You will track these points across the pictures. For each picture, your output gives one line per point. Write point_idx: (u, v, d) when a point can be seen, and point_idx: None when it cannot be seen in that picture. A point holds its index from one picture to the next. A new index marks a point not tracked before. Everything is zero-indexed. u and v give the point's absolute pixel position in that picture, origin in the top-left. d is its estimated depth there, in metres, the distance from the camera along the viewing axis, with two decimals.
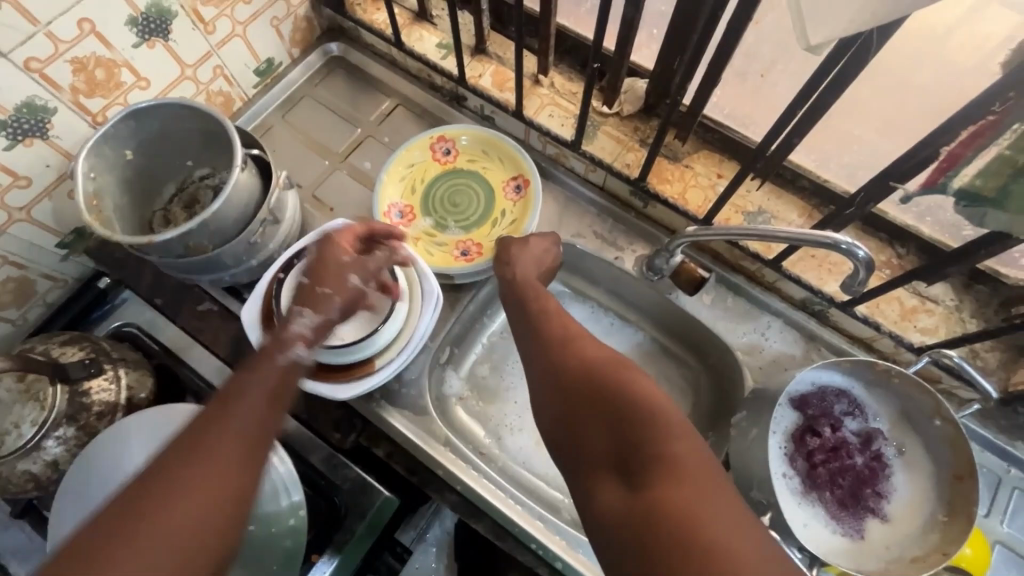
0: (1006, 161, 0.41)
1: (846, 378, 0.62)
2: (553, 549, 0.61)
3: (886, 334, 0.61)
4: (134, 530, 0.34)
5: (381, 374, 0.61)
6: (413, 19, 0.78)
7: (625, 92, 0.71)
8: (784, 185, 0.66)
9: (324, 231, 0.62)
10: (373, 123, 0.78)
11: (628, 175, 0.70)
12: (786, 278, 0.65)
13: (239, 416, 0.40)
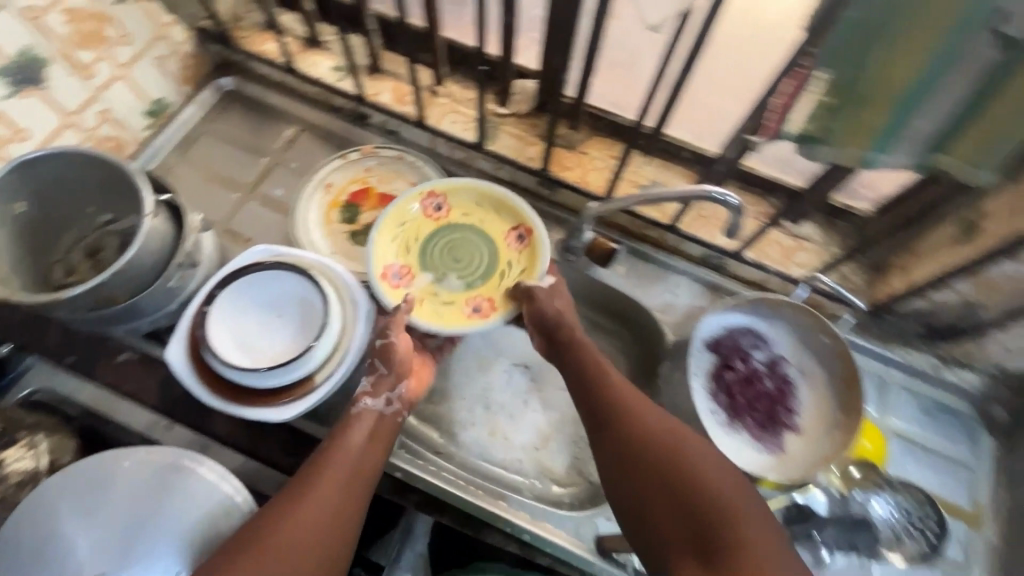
0: (823, 104, 0.46)
1: (750, 316, 0.69)
2: (518, 523, 0.67)
3: (774, 272, 0.72)
4: (281, 525, 0.48)
5: (325, 387, 0.61)
6: (306, 45, 0.85)
7: (517, 93, 0.78)
8: (670, 158, 0.74)
9: (244, 264, 0.64)
10: (278, 151, 0.81)
11: (533, 167, 0.77)
12: (686, 238, 0.75)
13: (351, 454, 0.55)
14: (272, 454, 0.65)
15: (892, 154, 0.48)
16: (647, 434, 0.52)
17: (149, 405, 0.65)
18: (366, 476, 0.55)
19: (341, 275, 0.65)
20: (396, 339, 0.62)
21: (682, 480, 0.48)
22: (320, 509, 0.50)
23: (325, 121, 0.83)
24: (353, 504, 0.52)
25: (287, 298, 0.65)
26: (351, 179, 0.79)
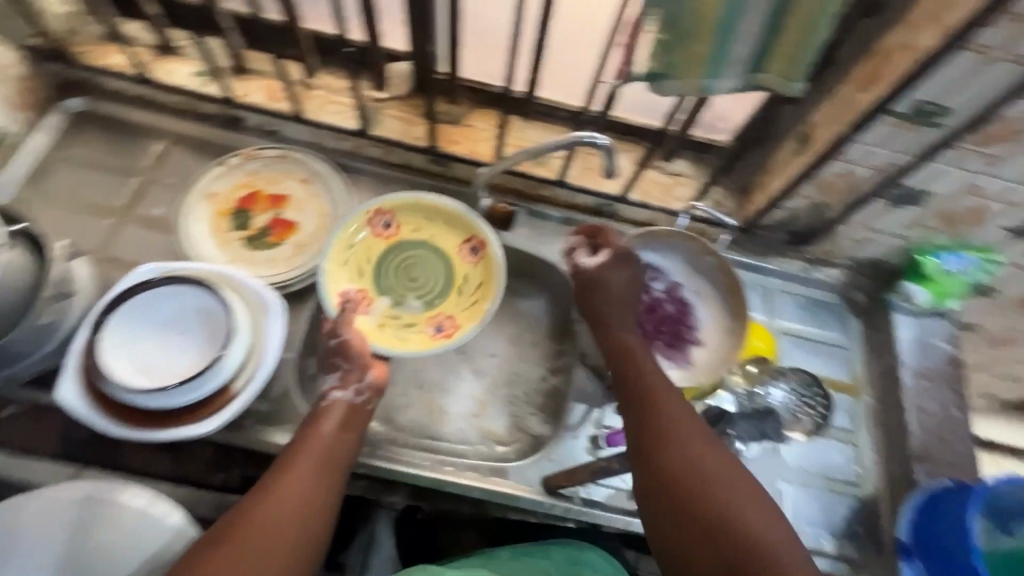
0: (661, 41, 0.52)
1: (644, 249, 0.75)
2: (465, 483, 0.70)
3: (656, 209, 0.81)
4: (255, 511, 0.53)
5: (243, 395, 0.63)
6: (160, 53, 0.82)
7: (392, 76, 0.80)
8: (550, 119, 0.80)
9: (130, 285, 0.64)
10: (147, 168, 0.81)
11: (421, 145, 0.81)
12: (574, 190, 0.82)
13: (321, 447, 0.60)
14: (202, 471, 0.79)
15: (724, 78, 0.56)
16: (686, 443, 0.56)
17: (49, 455, 0.73)
18: (343, 456, 0.61)
19: (243, 279, 0.67)
20: (349, 335, 0.67)
21: (713, 495, 0.52)
22: (305, 484, 0.56)
23: (199, 130, 0.83)
24: (333, 478, 0.59)
25: (190, 313, 0.66)
26: (234, 184, 0.79)
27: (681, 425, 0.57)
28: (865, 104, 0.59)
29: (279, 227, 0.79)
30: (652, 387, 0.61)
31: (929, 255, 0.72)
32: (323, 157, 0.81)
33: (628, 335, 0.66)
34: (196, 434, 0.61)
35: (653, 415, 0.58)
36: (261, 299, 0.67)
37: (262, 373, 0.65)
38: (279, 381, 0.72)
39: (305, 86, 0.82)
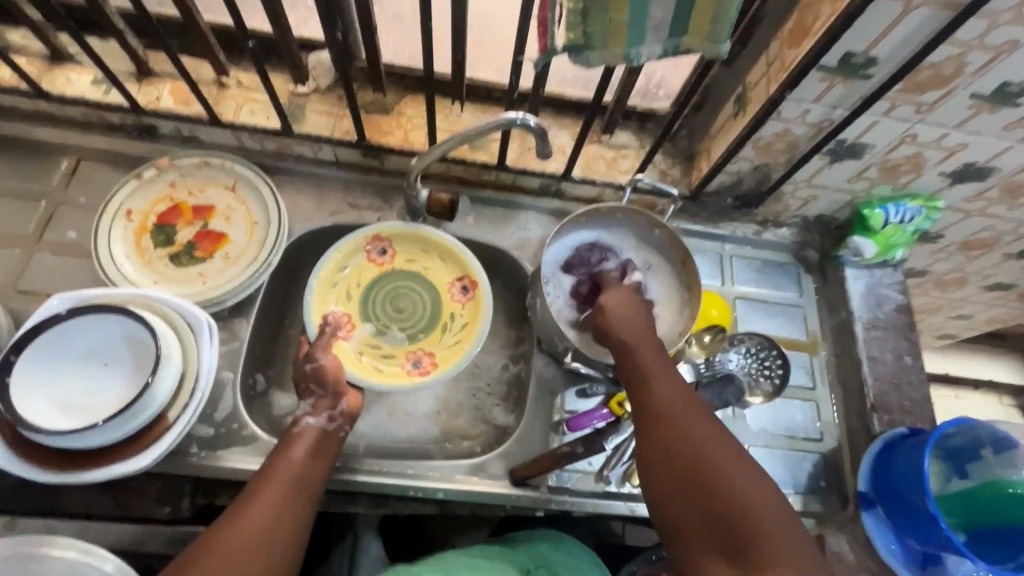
0: (574, 12, 0.62)
1: (593, 233, 0.99)
2: (428, 484, 0.86)
3: (602, 184, 0.99)
4: (225, 530, 0.64)
5: (178, 423, 0.78)
6: (54, 65, 0.95)
7: (315, 68, 0.98)
8: (484, 101, 1.04)
9: (42, 327, 0.77)
10: (59, 187, 0.95)
11: (352, 138, 0.96)
12: (519, 172, 0.99)
13: (288, 466, 0.74)
14: (150, 503, 0.89)
15: (643, 45, 0.67)
16: (697, 433, 0.67)
17: None
18: (314, 479, 0.75)
19: (173, 306, 0.83)
20: (323, 360, 0.86)
21: (721, 477, 0.62)
22: (274, 499, 0.69)
23: (110, 145, 0.98)
24: (301, 497, 0.72)
25: (115, 344, 0.81)
26: (153, 201, 0.96)
27: (686, 415, 0.69)
28: (796, 59, 0.74)
29: (205, 240, 0.95)
30: (656, 387, 0.73)
31: (875, 208, 0.96)
32: (240, 162, 0.98)
33: (625, 334, 0.81)
34: (123, 471, 0.75)
35: (664, 411, 0.70)
36: (192, 319, 0.83)
37: (198, 390, 0.80)
38: (226, 402, 0.88)
39: (220, 87, 0.98)
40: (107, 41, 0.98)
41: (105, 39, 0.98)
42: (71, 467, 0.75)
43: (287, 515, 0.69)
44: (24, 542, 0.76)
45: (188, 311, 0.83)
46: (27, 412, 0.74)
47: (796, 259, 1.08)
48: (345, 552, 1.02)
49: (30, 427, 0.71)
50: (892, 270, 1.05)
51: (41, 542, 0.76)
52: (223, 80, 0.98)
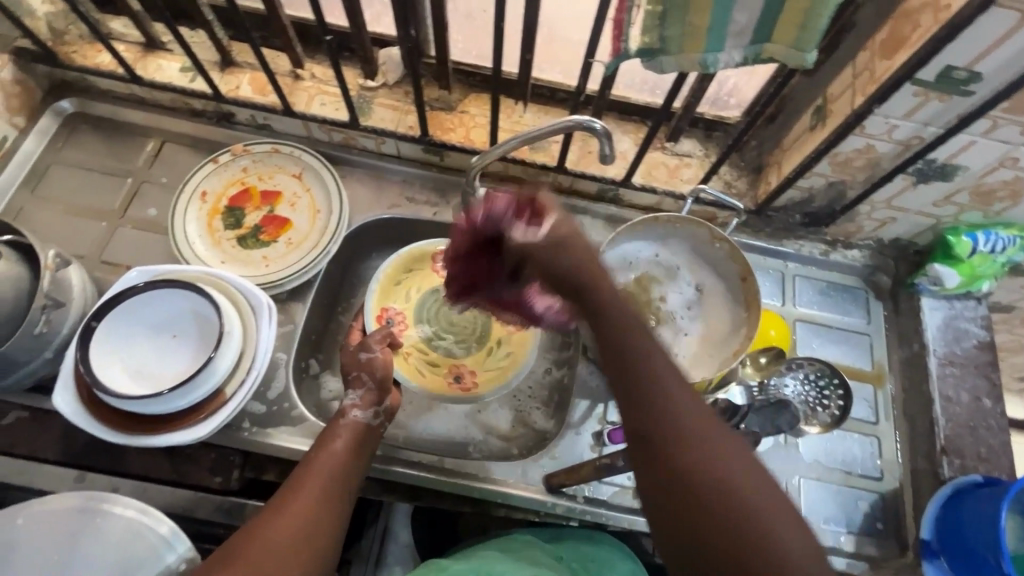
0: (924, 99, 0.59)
1: (818, 335, 0.91)
2: (579, 506, 0.78)
3: (839, 268, 0.95)
4: (273, 515, 0.58)
5: (234, 400, 0.71)
6: (144, 51, 0.92)
7: (384, 63, 0.91)
8: (625, 118, 0.92)
9: (108, 295, 0.71)
10: (143, 168, 0.93)
11: (477, 148, 0.89)
12: (647, 191, 0.90)
13: (316, 466, 0.65)
14: (267, 478, 0.80)
15: None
16: (694, 436, 0.47)
17: (51, 459, 0.74)
18: (351, 476, 0.66)
19: (231, 283, 0.75)
20: (377, 353, 0.77)
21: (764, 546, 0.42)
22: (321, 484, 0.62)
23: (193, 129, 0.95)
24: (342, 493, 0.64)
25: (182, 316, 0.74)
26: (226, 183, 0.90)
27: (694, 421, 0.47)
28: None
29: (270, 224, 0.89)
30: (659, 389, 0.49)
31: (962, 235, 0.82)
32: (312, 151, 0.92)
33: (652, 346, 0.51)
34: (190, 439, 0.69)
35: (645, 393, 0.49)
36: (253, 300, 0.75)
37: (254, 369, 0.72)
38: (279, 381, 0.81)
39: (295, 78, 0.92)
40: (196, 32, 0.93)
41: (195, 29, 0.93)
42: (146, 431, 0.68)
43: (329, 506, 0.61)
44: (88, 497, 0.63)
45: (251, 289, 0.75)
46: (101, 375, 0.68)
47: (865, 283, 0.95)
48: (376, 534, 0.98)
49: (110, 390, 0.66)
50: (974, 302, 0.89)
51: (100, 499, 0.63)
52: (298, 72, 0.92)
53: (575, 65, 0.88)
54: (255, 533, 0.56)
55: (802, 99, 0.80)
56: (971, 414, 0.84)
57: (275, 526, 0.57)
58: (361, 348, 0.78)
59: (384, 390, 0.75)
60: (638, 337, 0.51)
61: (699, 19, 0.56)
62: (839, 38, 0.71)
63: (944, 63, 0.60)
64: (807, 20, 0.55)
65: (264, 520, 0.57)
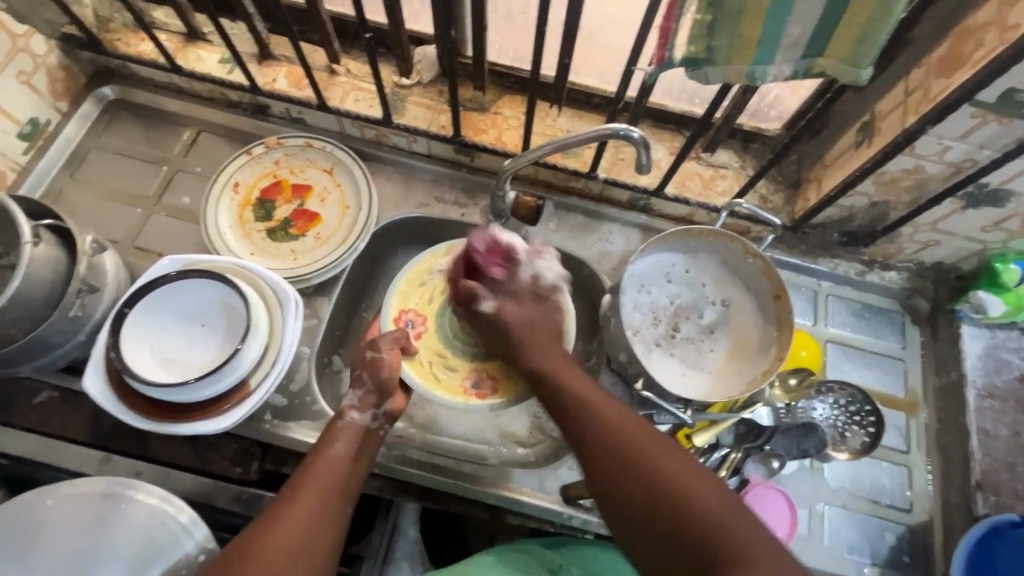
0: None
1: (850, 358, 0.89)
2: (595, 519, 0.77)
3: (875, 289, 0.92)
4: (276, 521, 0.58)
5: (257, 393, 0.71)
6: (185, 42, 0.93)
7: (420, 61, 0.90)
8: (660, 126, 0.90)
9: (140, 282, 0.72)
10: (179, 156, 0.94)
11: (509, 151, 0.89)
12: (679, 203, 0.88)
13: (316, 469, 0.64)
14: (284, 470, 0.80)
15: None
16: (645, 455, 0.57)
17: (78, 440, 0.76)
18: (352, 481, 0.66)
19: (261, 276, 0.76)
20: (384, 354, 0.75)
21: (677, 490, 0.54)
22: (324, 488, 0.62)
23: (227, 120, 0.96)
24: (343, 498, 0.64)
25: (211, 307, 0.75)
26: (258, 175, 0.91)
27: (640, 441, 0.59)
28: None
29: (299, 217, 0.90)
30: (590, 405, 0.64)
31: (1010, 263, 0.78)
32: (343, 147, 0.93)
33: (571, 380, 0.68)
34: (213, 429, 0.69)
35: (601, 430, 0.61)
36: (280, 294, 0.76)
37: (279, 363, 0.73)
38: (301, 376, 0.81)
39: (331, 74, 0.92)
40: (236, 23, 0.93)
41: (234, 20, 0.93)
42: (172, 418, 0.69)
43: (327, 511, 0.61)
44: (112, 483, 0.65)
45: (279, 284, 0.75)
46: (131, 360, 0.70)
47: (902, 307, 0.92)
48: (386, 527, 0.91)
49: (139, 377, 0.67)
50: (1018, 333, 0.85)
51: (125, 486, 0.64)
52: (334, 67, 0.92)
53: (613, 68, 0.86)
54: (260, 539, 0.56)
55: (848, 114, 0.77)
56: (1010, 449, 0.81)
57: (274, 532, 0.57)
58: (369, 347, 0.76)
59: (384, 394, 0.73)
60: (575, 379, 0.68)
61: (750, 31, 0.54)
62: (892, 54, 0.68)
63: (1006, 86, 0.57)
64: (864, 36, 0.53)
65: (264, 523, 0.58)
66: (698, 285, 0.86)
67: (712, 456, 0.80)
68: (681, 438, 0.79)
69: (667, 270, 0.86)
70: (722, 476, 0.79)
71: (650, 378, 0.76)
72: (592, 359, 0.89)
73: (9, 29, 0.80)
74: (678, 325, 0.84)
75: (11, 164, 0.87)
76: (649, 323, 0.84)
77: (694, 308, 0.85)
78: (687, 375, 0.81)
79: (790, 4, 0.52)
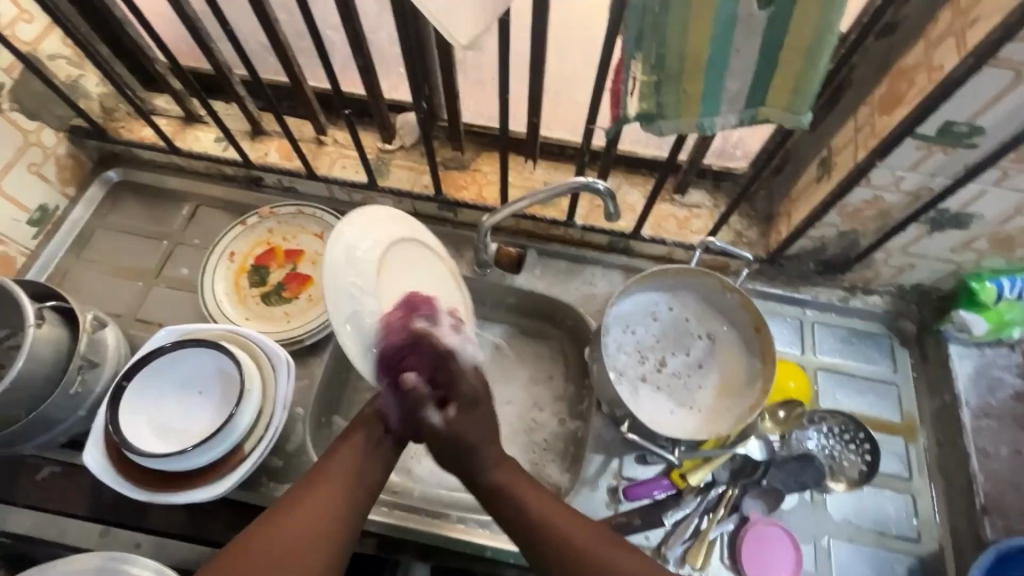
0: None
1: (841, 385, 0.89)
2: None
3: (860, 313, 0.93)
4: (288, 509, 0.61)
5: (252, 456, 0.72)
6: (183, 124, 1.00)
7: (402, 128, 0.96)
8: (632, 171, 0.94)
9: (139, 356, 0.75)
10: (178, 230, 0.99)
11: (489, 205, 0.93)
12: (655, 242, 0.91)
13: (338, 461, 0.67)
14: None
15: None
16: (563, 530, 0.62)
17: (77, 516, 0.77)
18: (372, 474, 0.68)
19: (257, 339, 0.78)
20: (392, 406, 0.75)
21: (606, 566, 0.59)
22: (343, 479, 0.65)
23: (223, 193, 1.01)
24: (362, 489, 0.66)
25: (207, 374, 0.77)
26: (253, 243, 0.96)
27: (560, 522, 0.62)
28: None
29: (290, 281, 0.94)
30: (522, 494, 0.65)
31: (985, 281, 0.80)
32: (332, 212, 0.97)
33: (501, 471, 0.66)
34: (208, 496, 0.70)
35: (524, 517, 0.63)
36: (273, 356, 0.78)
37: (274, 424, 0.74)
38: (295, 438, 0.82)
39: (319, 144, 0.98)
40: (228, 104, 1.00)
41: (228, 102, 1.00)
42: (169, 487, 0.70)
43: (346, 507, 0.63)
44: (108, 558, 0.65)
45: (272, 347, 0.78)
46: (129, 432, 0.72)
47: (889, 330, 0.92)
48: None
49: (134, 449, 0.69)
50: (1007, 349, 0.86)
51: (120, 560, 0.65)
52: (322, 138, 0.98)
53: (581, 120, 0.91)
54: (276, 523, 0.59)
55: (807, 150, 0.81)
56: (1012, 470, 0.79)
57: (289, 518, 0.60)
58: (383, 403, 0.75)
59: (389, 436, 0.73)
60: (516, 479, 0.66)
61: (693, 87, 0.58)
62: (837, 95, 0.72)
63: (943, 119, 0.60)
64: (798, 86, 0.56)
65: (271, 516, 0.60)
66: (682, 322, 0.87)
67: (708, 494, 0.79)
68: (676, 477, 0.79)
69: (651, 309, 0.88)
70: (721, 514, 0.78)
71: (637, 421, 0.77)
72: (583, 402, 0.90)
73: (21, 126, 0.87)
74: (664, 363, 0.85)
75: (21, 250, 0.92)
76: (634, 362, 0.85)
77: (679, 345, 0.86)
78: (675, 414, 0.82)
79: (726, 62, 0.55)
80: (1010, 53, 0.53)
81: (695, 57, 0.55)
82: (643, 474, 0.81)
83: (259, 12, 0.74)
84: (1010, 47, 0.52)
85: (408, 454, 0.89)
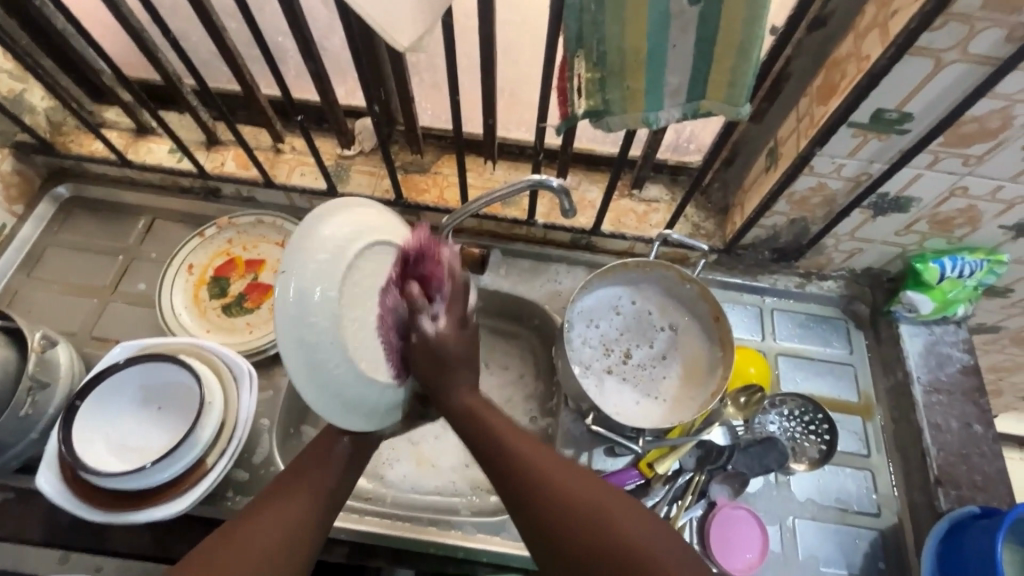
0: None
1: (799, 368, 0.91)
2: None
3: (816, 299, 0.96)
4: (256, 513, 0.61)
5: (215, 470, 0.71)
6: (135, 137, 0.98)
7: (360, 133, 0.96)
8: (590, 169, 0.96)
9: (93, 374, 0.73)
10: (133, 245, 0.97)
11: (450, 207, 0.93)
12: (614, 237, 0.93)
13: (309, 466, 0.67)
14: None
15: None
16: (540, 469, 0.60)
17: (33, 542, 0.74)
18: (344, 484, 0.68)
19: (218, 351, 0.77)
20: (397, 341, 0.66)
21: (597, 516, 0.56)
22: (314, 485, 0.65)
23: (180, 204, 1.00)
24: (333, 497, 0.66)
25: (166, 390, 0.76)
26: (212, 254, 0.94)
27: (541, 464, 0.60)
28: None
29: (251, 290, 0.93)
30: (503, 435, 0.63)
31: (928, 261, 0.83)
32: (294, 220, 0.96)
33: (467, 394, 0.66)
34: (169, 513, 0.68)
35: (502, 453, 0.62)
36: (234, 367, 0.77)
37: (237, 436, 0.73)
38: (261, 450, 0.81)
39: (276, 152, 0.97)
40: (182, 115, 0.99)
41: (181, 113, 0.99)
42: (129, 506, 0.69)
43: (316, 512, 0.64)
44: None
45: (232, 359, 0.77)
46: (85, 452, 0.70)
47: (844, 313, 0.95)
48: None
49: (89, 469, 0.67)
50: (954, 327, 0.89)
51: None
52: (280, 146, 0.97)
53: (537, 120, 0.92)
54: (242, 526, 0.60)
55: (755, 142, 0.83)
56: (963, 442, 0.82)
57: (258, 518, 0.61)
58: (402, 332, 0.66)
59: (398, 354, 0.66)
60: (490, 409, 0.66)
61: (635, 83, 0.59)
62: (779, 87, 0.75)
63: (874, 107, 0.63)
64: (734, 79, 0.58)
65: (240, 518, 0.61)
66: (645, 315, 0.89)
67: (676, 481, 0.80)
68: (644, 467, 0.80)
69: (614, 303, 0.89)
70: (689, 501, 0.79)
71: (602, 414, 0.78)
72: (551, 398, 0.91)
73: None
74: (628, 355, 0.87)
75: None
76: (598, 356, 0.86)
77: (643, 337, 0.88)
78: (641, 405, 0.83)
79: (664, 58, 0.57)
80: (927, 42, 0.56)
81: (635, 53, 0.56)
82: (612, 465, 0.82)
83: (205, 20, 0.74)
84: (926, 36, 0.55)
85: (380, 459, 0.88)
